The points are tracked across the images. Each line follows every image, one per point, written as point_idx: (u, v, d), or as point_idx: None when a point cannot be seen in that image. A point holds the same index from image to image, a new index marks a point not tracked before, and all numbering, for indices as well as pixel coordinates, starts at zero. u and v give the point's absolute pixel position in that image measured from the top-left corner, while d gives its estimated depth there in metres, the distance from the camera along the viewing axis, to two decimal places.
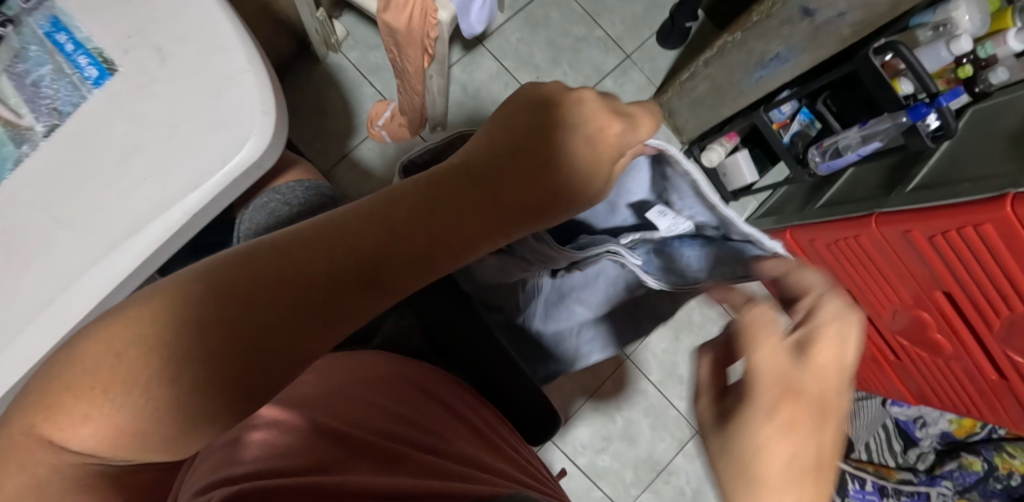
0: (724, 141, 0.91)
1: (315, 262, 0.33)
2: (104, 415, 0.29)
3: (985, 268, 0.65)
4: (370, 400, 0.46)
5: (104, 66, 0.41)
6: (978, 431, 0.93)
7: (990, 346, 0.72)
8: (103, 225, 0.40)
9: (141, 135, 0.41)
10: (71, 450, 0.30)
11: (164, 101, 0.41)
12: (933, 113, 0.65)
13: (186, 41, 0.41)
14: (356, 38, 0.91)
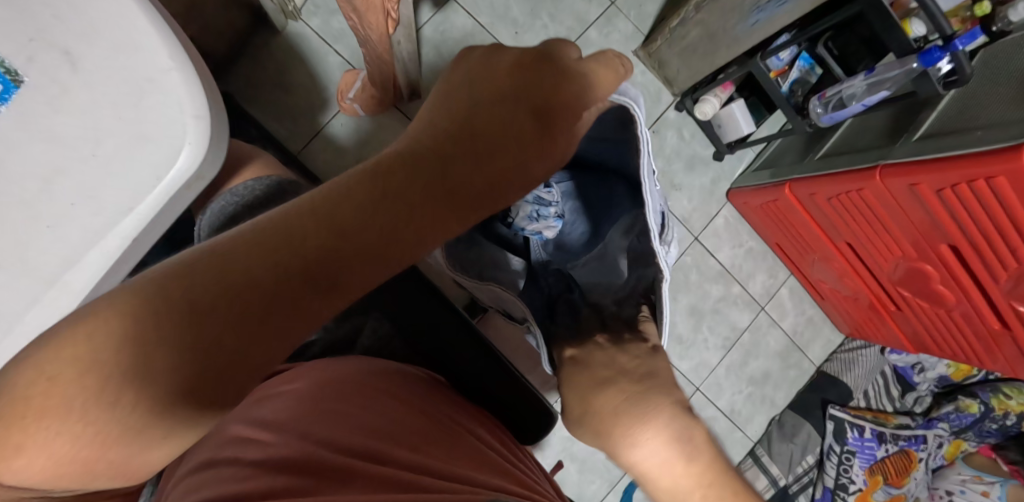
0: (719, 92, 0.85)
1: (259, 269, 0.30)
2: (42, 447, 0.27)
3: (995, 220, 0.62)
4: (355, 414, 0.43)
5: (8, 80, 0.37)
6: (975, 373, 0.94)
7: (994, 297, 0.69)
8: (38, 257, 0.39)
9: (64, 153, 0.39)
10: (7, 483, 0.28)
11: (83, 115, 0.39)
12: (948, 58, 0.60)
13: (94, 41, 0.38)
14: (315, 2, 0.83)
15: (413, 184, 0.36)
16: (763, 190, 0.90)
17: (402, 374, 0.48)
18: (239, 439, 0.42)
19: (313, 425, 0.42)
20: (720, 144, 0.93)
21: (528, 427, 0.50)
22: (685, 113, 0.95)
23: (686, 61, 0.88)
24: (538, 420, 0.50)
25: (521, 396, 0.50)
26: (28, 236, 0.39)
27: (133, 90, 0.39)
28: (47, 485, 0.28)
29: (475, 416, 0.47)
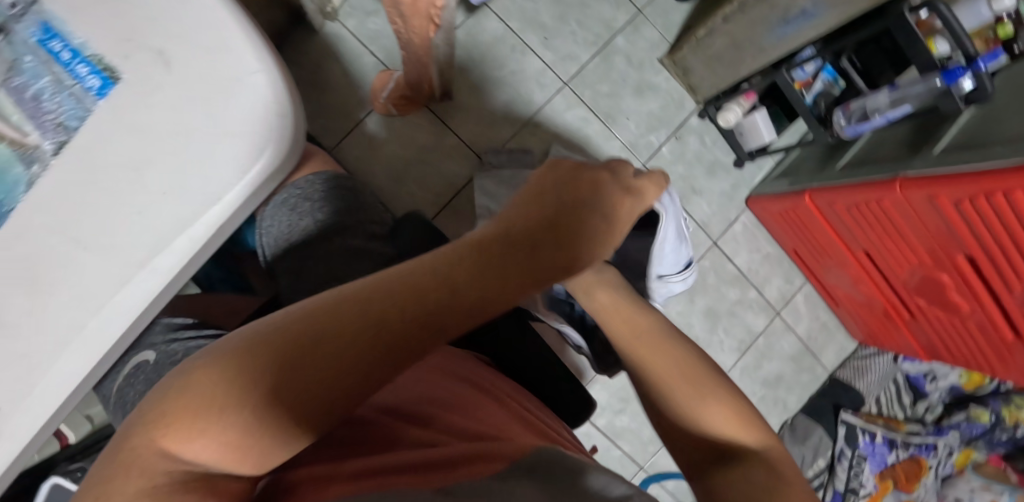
0: (742, 101, 0.87)
1: (348, 330, 0.31)
2: (218, 434, 0.28)
3: (1013, 236, 0.64)
4: (440, 390, 0.41)
5: (106, 75, 0.36)
6: (986, 384, 0.95)
7: (1009, 307, 0.72)
8: (126, 245, 0.36)
9: (146, 147, 0.36)
10: (180, 461, 0.28)
11: (169, 107, 0.36)
12: (970, 76, 0.62)
13: (190, 35, 0.36)
14: (352, 4, 0.86)
15: (496, 263, 0.35)
16: (783, 197, 0.92)
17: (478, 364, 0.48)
18: None
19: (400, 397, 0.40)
20: (742, 151, 0.95)
21: (572, 413, 0.52)
22: (708, 120, 0.97)
23: (711, 70, 0.90)
24: (579, 404, 0.52)
25: (565, 382, 0.52)
26: (116, 227, 0.36)
27: (220, 82, 0.37)
28: (215, 468, 0.29)
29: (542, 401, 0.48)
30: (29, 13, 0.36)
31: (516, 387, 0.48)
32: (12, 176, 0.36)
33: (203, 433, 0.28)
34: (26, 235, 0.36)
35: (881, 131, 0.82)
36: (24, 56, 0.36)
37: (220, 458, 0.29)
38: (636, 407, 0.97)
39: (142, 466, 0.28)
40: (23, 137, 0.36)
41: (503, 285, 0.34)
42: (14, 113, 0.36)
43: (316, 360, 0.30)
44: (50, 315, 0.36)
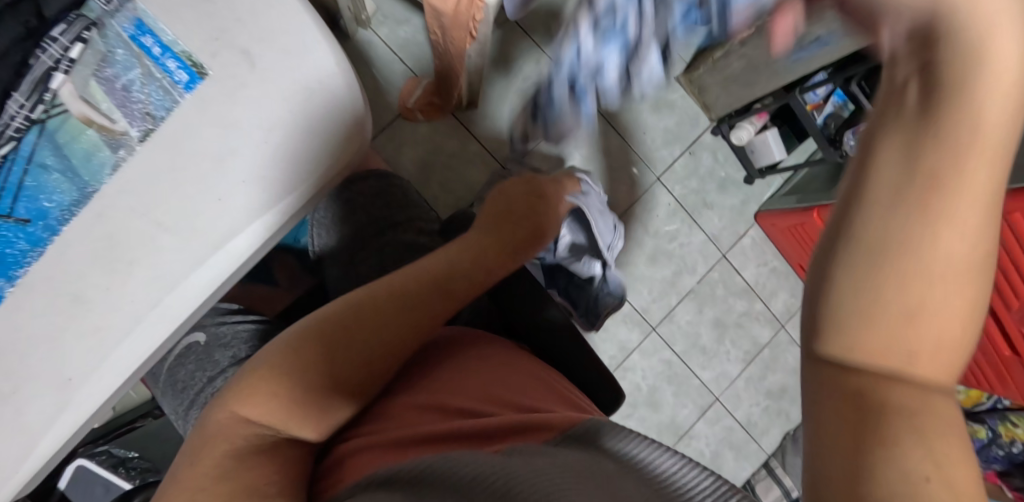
0: (754, 120, 0.92)
1: (381, 305, 0.46)
2: (276, 391, 0.39)
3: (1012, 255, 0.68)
4: (467, 357, 0.49)
5: (194, 71, 0.45)
6: (984, 401, 0.98)
7: (1006, 324, 0.75)
8: (207, 226, 0.45)
9: (232, 139, 0.45)
10: (251, 421, 0.39)
11: (255, 104, 0.45)
12: None
13: (270, 42, 0.45)
14: (384, 13, 0.90)
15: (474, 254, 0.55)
16: (789, 213, 0.94)
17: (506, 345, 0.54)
18: None
19: (425, 359, 0.50)
20: (752, 169, 0.99)
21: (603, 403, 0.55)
22: (721, 137, 1.01)
23: (727, 89, 0.92)
24: (609, 395, 0.55)
25: (596, 373, 0.56)
26: (201, 210, 0.44)
27: (298, 88, 0.45)
28: (276, 425, 0.39)
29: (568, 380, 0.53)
30: (122, 12, 0.45)
31: (545, 367, 0.53)
32: (100, 157, 0.44)
33: (270, 399, 0.39)
34: (108, 214, 0.44)
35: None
36: (116, 49, 0.45)
37: (282, 423, 0.39)
38: (643, 413, 1.00)
39: (227, 433, 0.38)
40: (113, 124, 0.45)
41: (479, 264, 0.55)
42: (104, 101, 0.45)
43: (353, 335, 0.44)
44: (132, 285, 0.44)
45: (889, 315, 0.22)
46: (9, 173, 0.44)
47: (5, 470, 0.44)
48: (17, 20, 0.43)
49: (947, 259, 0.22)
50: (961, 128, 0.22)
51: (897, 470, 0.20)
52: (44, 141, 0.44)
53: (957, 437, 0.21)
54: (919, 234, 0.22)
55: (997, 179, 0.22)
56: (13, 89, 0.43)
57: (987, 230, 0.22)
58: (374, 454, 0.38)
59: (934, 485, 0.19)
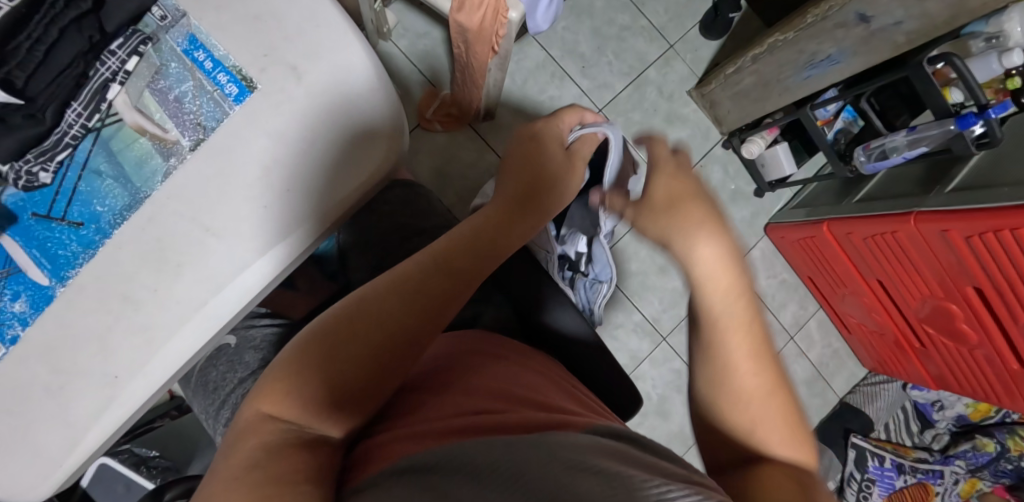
0: (764, 134, 0.94)
1: (383, 301, 0.46)
2: (293, 390, 0.41)
3: (1018, 270, 0.69)
4: (487, 361, 0.51)
5: (244, 84, 0.48)
6: (992, 415, 0.98)
7: (1013, 335, 0.76)
8: (251, 231, 0.47)
9: (278, 149, 0.48)
10: (272, 418, 0.41)
11: (300, 117, 0.48)
12: (980, 123, 0.67)
13: (317, 59, 0.49)
14: (405, 27, 0.93)
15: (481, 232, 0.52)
16: (800, 226, 0.97)
17: (525, 350, 0.56)
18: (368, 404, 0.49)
19: (448, 361, 0.52)
20: (762, 181, 1.01)
21: (621, 406, 0.58)
22: (731, 150, 1.03)
23: (738, 103, 0.95)
24: (629, 398, 0.57)
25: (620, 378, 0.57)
26: (246, 215, 0.47)
27: (341, 101, 0.49)
28: (296, 421, 0.41)
29: (590, 393, 0.53)
30: (176, 27, 0.48)
31: (567, 374, 0.55)
32: (151, 165, 0.47)
33: (296, 395, 0.41)
34: (158, 218, 0.47)
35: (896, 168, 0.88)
36: (170, 62, 0.48)
37: (309, 418, 0.41)
38: (653, 423, 1.01)
39: (258, 427, 0.40)
40: (165, 133, 0.47)
41: (487, 241, 0.52)
42: (157, 111, 0.48)
43: (351, 330, 0.44)
44: (178, 286, 0.46)
45: (757, 447, 0.44)
46: (63, 178, 0.46)
47: (48, 464, 0.47)
48: (81, 33, 0.45)
49: (754, 402, 0.44)
50: (722, 334, 0.45)
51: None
52: (98, 148, 0.47)
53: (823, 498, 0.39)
54: (733, 400, 0.45)
55: (742, 307, 0.46)
56: (72, 99, 0.46)
57: (759, 372, 0.45)
58: (396, 447, 0.38)
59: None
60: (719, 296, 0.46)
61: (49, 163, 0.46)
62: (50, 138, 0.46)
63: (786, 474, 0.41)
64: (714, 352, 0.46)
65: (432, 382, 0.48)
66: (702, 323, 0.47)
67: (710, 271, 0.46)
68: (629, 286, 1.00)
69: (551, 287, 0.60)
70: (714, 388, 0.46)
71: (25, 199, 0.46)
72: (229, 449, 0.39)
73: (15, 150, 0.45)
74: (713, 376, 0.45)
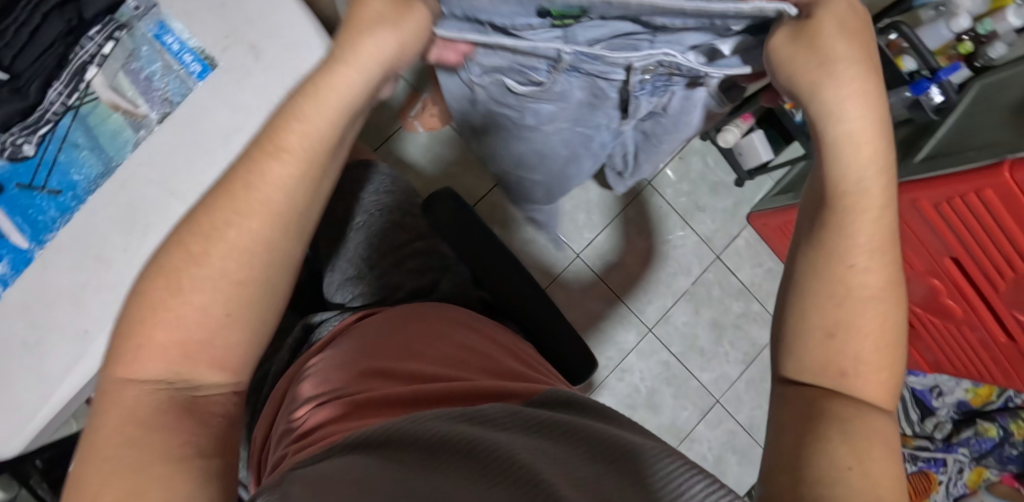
0: (739, 123, 0.93)
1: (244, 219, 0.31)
2: (161, 341, 0.30)
3: (990, 234, 0.69)
4: (424, 334, 0.54)
5: (206, 63, 0.52)
6: (994, 400, 0.95)
7: (995, 305, 0.75)
8: None
9: (238, 120, 0.52)
10: (141, 380, 0.30)
11: (258, 91, 0.52)
12: (935, 87, 0.69)
13: (274, 38, 0.52)
14: None
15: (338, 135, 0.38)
16: (781, 211, 0.96)
17: (455, 308, 0.59)
18: (318, 375, 0.51)
19: (383, 331, 0.54)
20: (742, 172, 1.02)
21: (577, 371, 0.59)
22: (710, 142, 1.03)
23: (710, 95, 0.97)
24: (584, 363, 0.59)
25: (575, 346, 0.59)
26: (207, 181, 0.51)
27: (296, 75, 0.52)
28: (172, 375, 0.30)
29: (526, 352, 0.56)
30: (149, 15, 0.53)
31: (515, 337, 0.58)
32: (124, 136, 0.51)
33: (151, 349, 0.30)
34: (128, 185, 0.50)
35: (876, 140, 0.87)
36: (142, 47, 0.53)
37: (177, 372, 0.30)
38: (642, 415, 1.00)
39: (121, 391, 0.30)
40: (136, 109, 0.51)
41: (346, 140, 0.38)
42: (129, 89, 0.52)
43: (168, 286, 0.30)
44: (143, 247, 0.50)
45: (844, 364, 0.35)
46: (45, 150, 0.51)
47: (20, 419, 0.49)
48: (62, 18, 0.50)
49: (859, 317, 0.35)
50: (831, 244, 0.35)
51: (829, 460, 0.32)
52: (77, 124, 0.51)
53: (879, 443, 0.33)
54: (824, 307, 0.36)
55: (879, 220, 0.35)
56: (54, 79, 0.50)
57: (876, 272, 0.35)
58: (342, 422, 0.43)
59: (854, 470, 0.31)
60: (865, 200, 0.35)
61: (32, 136, 0.50)
62: (34, 113, 0.50)
63: (836, 395, 0.35)
64: (831, 254, 0.35)
65: (364, 352, 0.52)
66: (829, 224, 0.36)
67: (861, 156, 0.34)
68: (612, 278, 1.01)
69: (504, 254, 0.60)
70: (796, 287, 0.37)
71: (9, 169, 0.50)
72: (93, 421, 0.29)
73: (3, 123, 0.49)
74: (796, 275, 0.37)
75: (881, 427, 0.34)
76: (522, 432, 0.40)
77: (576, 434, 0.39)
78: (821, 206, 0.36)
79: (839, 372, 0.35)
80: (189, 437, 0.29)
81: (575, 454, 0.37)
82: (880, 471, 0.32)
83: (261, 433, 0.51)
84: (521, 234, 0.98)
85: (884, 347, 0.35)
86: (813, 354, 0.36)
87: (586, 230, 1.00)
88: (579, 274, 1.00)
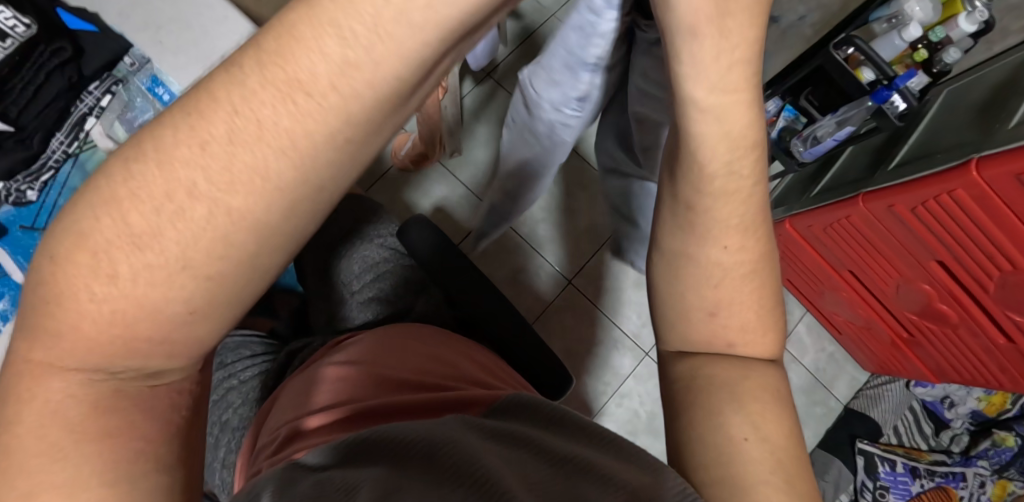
0: None
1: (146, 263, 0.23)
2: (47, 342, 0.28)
3: (986, 234, 0.67)
4: (397, 355, 0.55)
5: None
6: (1009, 408, 0.97)
7: (988, 306, 0.73)
8: None
9: None
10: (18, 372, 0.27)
11: None
12: (893, 94, 0.75)
13: None
14: None
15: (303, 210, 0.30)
16: None
17: (429, 328, 0.61)
18: (300, 396, 0.52)
19: (359, 356, 0.55)
20: None
21: (552, 387, 0.60)
22: None
23: None
24: (558, 377, 0.60)
25: (545, 362, 0.60)
26: None
27: None
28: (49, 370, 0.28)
29: (496, 364, 0.57)
30: (142, 70, 0.59)
31: (487, 352, 0.60)
32: None
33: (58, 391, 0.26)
34: None
35: (944, 117, 0.78)
36: (135, 99, 0.60)
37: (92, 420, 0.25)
38: (645, 441, 0.99)
39: (43, 380, 0.23)
40: None
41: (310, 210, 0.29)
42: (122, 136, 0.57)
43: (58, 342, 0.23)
44: None
45: (729, 335, 0.34)
46: (47, 195, 0.60)
47: None
48: (62, 76, 0.57)
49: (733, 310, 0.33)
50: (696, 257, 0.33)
51: (724, 432, 0.30)
52: (76, 170, 0.61)
53: (760, 390, 0.32)
54: (707, 282, 0.33)
55: (741, 201, 0.32)
56: (55, 130, 0.59)
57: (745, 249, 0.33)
58: (311, 439, 0.44)
59: (750, 441, 0.30)
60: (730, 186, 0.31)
61: (36, 183, 0.59)
62: (39, 161, 0.59)
63: (729, 362, 0.33)
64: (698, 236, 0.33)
65: (337, 380, 0.52)
66: (686, 200, 0.32)
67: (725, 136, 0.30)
68: (605, 303, 1.02)
69: (473, 274, 0.62)
70: (670, 261, 0.34)
71: (15, 213, 0.60)
72: (10, 418, 0.23)
73: (10, 172, 0.58)
74: (670, 245, 0.34)
75: (756, 390, 0.32)
76: (484, 439, 0.39)
77: (536, 441, 0.39)
78: (677, 164, 0.32)
79: (727, 342, 0.34)
80: (127, 441, 0.24)
81: (532, 456, 0.37)
82: (774, 431, 0.30)
83: (245, 459, 0.52)
84: (513, 264, 1.01)
85: (761, 318, 0.34)
86: (704, 325, 0.34)
87: (576, 257, 1.02)
88: (572, 301, 1.02)
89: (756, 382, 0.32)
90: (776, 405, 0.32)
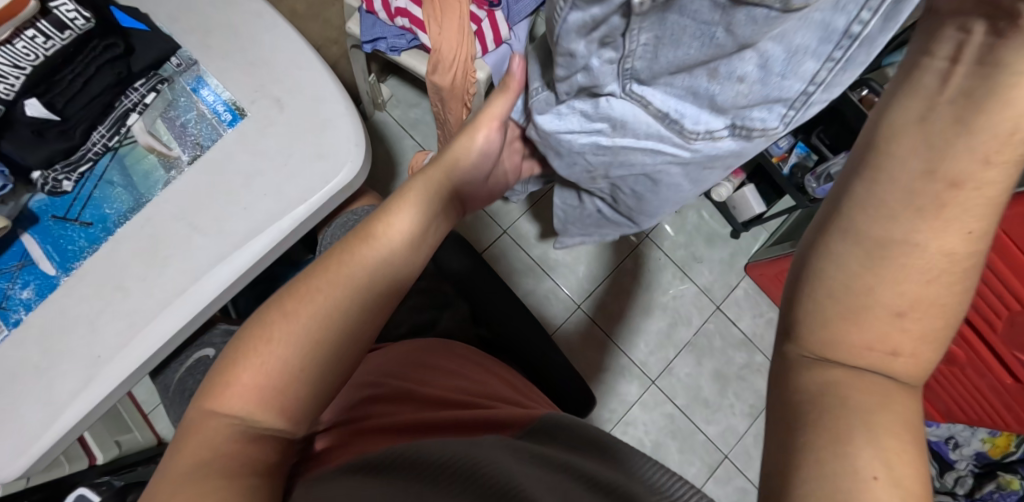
0: (731, 177, 0.97)
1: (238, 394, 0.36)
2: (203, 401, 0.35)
3: (995, 273, 0.69)
4: (428, 370, 0.55)
5: (236, 112, 0.57)
6: (1013, 451, 0.98)
7: (995, 345, 0.74)
8: (233, 226, 0.54)
9: (258, 163, 0.56)
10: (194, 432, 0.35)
11: (279, 138, 0.56)
12: None
13: (300, 95, 0.57)
14: (398, 98, 1.04)
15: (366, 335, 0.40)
16: (776, 260, 0.97)
17: (456, 344, 0.61)
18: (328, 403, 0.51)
19: (389, 368, 0.55)
20: (736, 223, 1.04)
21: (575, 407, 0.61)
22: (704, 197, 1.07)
23: None
24: (583, 396, 0.61)
25: (570, 381, 0.61)
26: (226, 216, 0.54)
27: (315, 124, 0.57)
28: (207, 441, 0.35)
29: (525, 386, 0.57)
30: (189, 72, 0.59)
31: (513, 370, 0.60)
32: (156, 176, 0.56)
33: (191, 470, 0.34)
34: (152, 219, 0.54)
35: None
36: (180, 98, 0.58)
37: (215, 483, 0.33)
38: None
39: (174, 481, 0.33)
40: (170, 151, 0.56)
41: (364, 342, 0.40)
42: (165, 134, 0.57)
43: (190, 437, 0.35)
44: (161, 270, 0.53)
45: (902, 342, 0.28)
46: (82, 187, 0.56)
47: (28, 438, 0.51)
48: (111, 71, 0.55)
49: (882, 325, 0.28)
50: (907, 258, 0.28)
51: (850, 464, 0.26)
52: (114, 163, 0.57)
53: (900, 422, 0.27)
54: (906, 274, 0.28)
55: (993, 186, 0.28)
56: (98, 123, 0.55)
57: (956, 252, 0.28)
58: (344, 446, 0.43)
59: (881, 481, 0.26)
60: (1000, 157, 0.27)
61: (73, 173, 0.55)
62: (77, 152, 0.55)
63: (867, 381, 0.28)
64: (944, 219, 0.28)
65: (366, 390, 0.52)
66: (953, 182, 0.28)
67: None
68: (613, 328, 1.03)
69: (503, 291, 0.62)
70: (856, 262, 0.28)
71: (48, 203, 0.55)
72: None
73: (47, 160, 0.53)
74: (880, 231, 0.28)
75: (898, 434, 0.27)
76: (526, 463, 0.39)
77: (578, 467, 0.39)
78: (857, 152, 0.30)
79: (891, 349, 0.28)
80: None
81: (577, 483, 0.37)
82: (908, 475, 0.26)
83: None
84: (523, 285, 1.02)
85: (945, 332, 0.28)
86: (872, 325, 0.28)
87: (587, 282, 1.04)
88: (581, 325, 1.02)
89: (898, 413, 0.27)
90: (913, 442, 0.27)
